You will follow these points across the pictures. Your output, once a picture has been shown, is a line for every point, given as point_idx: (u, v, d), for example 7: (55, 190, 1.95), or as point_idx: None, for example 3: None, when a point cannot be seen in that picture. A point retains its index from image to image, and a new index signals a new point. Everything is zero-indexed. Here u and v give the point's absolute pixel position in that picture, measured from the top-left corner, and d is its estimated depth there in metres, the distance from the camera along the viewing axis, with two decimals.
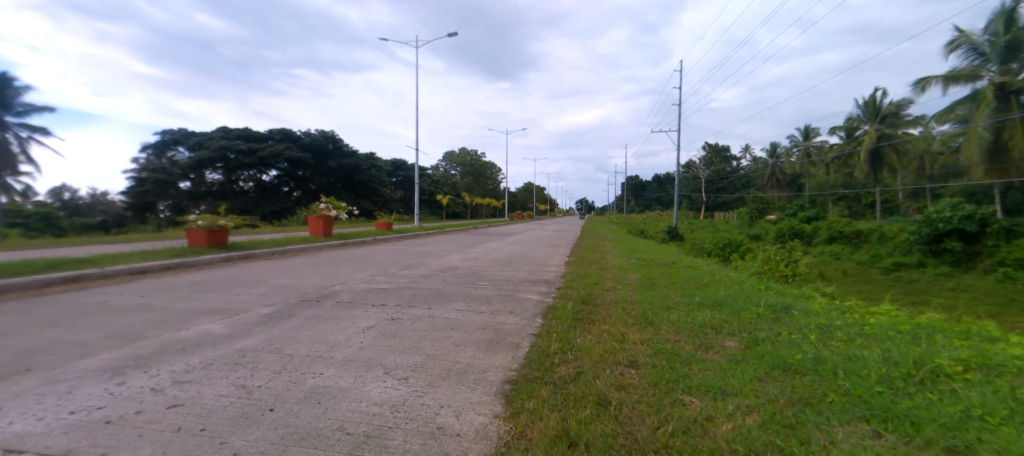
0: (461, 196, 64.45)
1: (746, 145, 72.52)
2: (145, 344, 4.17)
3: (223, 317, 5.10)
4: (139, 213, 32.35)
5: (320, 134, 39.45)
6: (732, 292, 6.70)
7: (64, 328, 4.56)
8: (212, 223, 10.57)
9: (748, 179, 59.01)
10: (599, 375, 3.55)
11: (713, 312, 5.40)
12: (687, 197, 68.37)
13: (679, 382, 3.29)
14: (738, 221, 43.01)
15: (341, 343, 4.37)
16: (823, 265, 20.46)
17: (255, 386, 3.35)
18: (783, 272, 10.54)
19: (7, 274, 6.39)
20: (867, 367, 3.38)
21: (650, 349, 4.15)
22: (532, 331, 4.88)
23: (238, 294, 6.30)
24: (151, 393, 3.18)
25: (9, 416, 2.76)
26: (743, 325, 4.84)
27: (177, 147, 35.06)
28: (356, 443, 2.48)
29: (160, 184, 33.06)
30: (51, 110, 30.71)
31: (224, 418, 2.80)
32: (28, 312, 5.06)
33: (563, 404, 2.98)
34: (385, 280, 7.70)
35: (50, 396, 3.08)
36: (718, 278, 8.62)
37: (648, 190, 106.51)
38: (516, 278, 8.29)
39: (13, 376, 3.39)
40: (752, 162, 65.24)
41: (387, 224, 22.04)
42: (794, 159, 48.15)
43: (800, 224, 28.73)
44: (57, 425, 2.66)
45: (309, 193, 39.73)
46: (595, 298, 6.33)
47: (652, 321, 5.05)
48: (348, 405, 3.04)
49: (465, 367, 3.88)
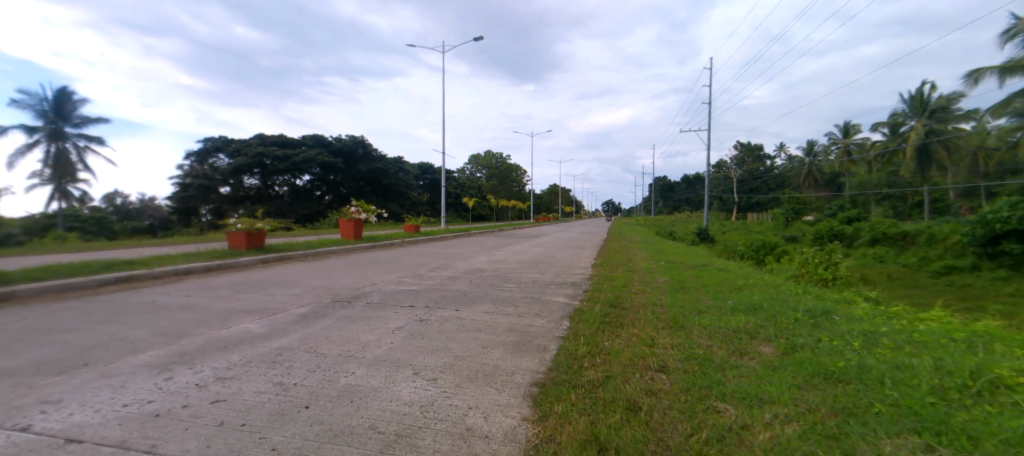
0: (487, 199, 65.01)
1: (781, 144, 69.99)
2: (190, 342, 4.39)
3: (260, 317, 5.31)
4: (183, 217, 34.87)
5: (350, 139, 40.61)
6: (766, 296, 6.46)
7: (116, 325, 4.85)
8: (251, 226, 11.03)
9: (783, 179, 56.97)
10: (628, 379, 3.49)
11: (747, 316, 5.23)
12: (718, 197, 66.56)
13: (712, 388, 3.20)
14: (773, 221, 41.56)
15: (372, 344, 4.47)
16: (866, 269, 19.43)
17: (291, 384, 3.47)
18: (823, 275, 10.08)
19: (68, 275, 6.87)
20: (918, 376, 3.18)
21: (681, 353, 4.05)
22: (560, 334, 4.84)
23: (274, 294, 6.54)
24: (196, 388, 3.34)
25: (70, 407, 2.96)
26: (779, 330, 4.65)
27: (217, 154, 36.66)
28: (387, 442, 2.52)
29: (202, 190, 34.77)
30: (105, 121, 32.86)
31: (263, 414, 2.91)
32: (87, 309, 5.43)
33: (592, 408, 2.94)
34: (413, 281, 7.84)
35: (106, 390, 3.28)
36: (752, 281, 8.34)
37: (676, 191, 104.19)
38: (542, 280, 8.26)
39: (73, 370, 3.63)
40: (786, 161, 62.88)
41: (415, 226, 22.47)
42: (833, 158, 46.29)
43: (840, 225, 27.47)
44: (111, 416, 2.84)
45: (340, 197, 40.81)
46: (622, 301, 6.23)
47: (683, 325, 4.93)
48: (378, 405, 3.10)
49: (493, 369, 3.89)
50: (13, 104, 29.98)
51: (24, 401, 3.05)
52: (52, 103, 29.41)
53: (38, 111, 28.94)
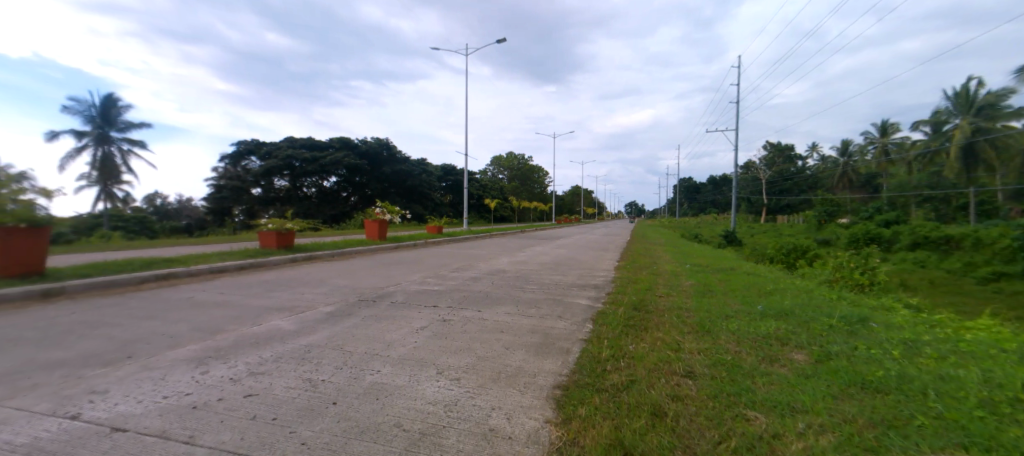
0: (509, 200, 65.22)
1: (813, 144, 67.74)
2: (224, 338, 4.56)
3: (290, 315, 5.47)
4: (217, 217, 36.57)
5: (375, 141, 41.38)
6: (798, 301, 6.24)
7: (155, 321, 5.07)
8: (281, 226, 11.39)
9: (816, 180, 55.08)
10: (653, 384, 3.43)
11: (778, 322, 5.06)
12: (746, 199, 64.87)
13: (741, 395, 3.11)
14: (805, 224, 40.14)
15: (396, 342, 4.55)
16: (906, 274, 18.57)
17: (320, 380, 3.56)
18: (859, 280, 9.70)
19: (113, 272, 7.25)
20: (963, 388, 3.02)
21: (709, 359, 3.95)
22: (583, 337, 4.80)
23: (302, 293, 6.72)
24: (231, 382, 3.47)
25: (115, 398, 3.13)
26: (813, 337, 4.49)
27: (250, 156, 38.03)
28: (412, 440, 2.56)
29: (235, 191, 36.25)
30: (148, 126, 34.50)
31: (293, 409, 2.99)
32: (130, 305, 5.72)
33: (617, 412, 2.91)
34: (436, 282, 7.92)
35: (147, 381, 3.44)
36: (783, 286, 8.07)
37: (702, 192, 101.96)
38: (565, 282, 8.22)
39: (117, 363, 3.82)
40: (819, 162, 60.74)
41: (438, 227, 22.73)
42: (870, 158, 44.35)
43: (877, 229, 26.35)
44: (153, 407, 2.98)
45: (365, 198, 41.55)
46: (646, 305, 6.10)
47: (710, 330, 4.81)
48: (403, 403, 3.15)
49: (515, 371, 3.89)
50: (65, 110, 31.88)
51: (74, 390, 3.24)
52: (99, 109, 31.12)
53: (86, 117, 30.65)
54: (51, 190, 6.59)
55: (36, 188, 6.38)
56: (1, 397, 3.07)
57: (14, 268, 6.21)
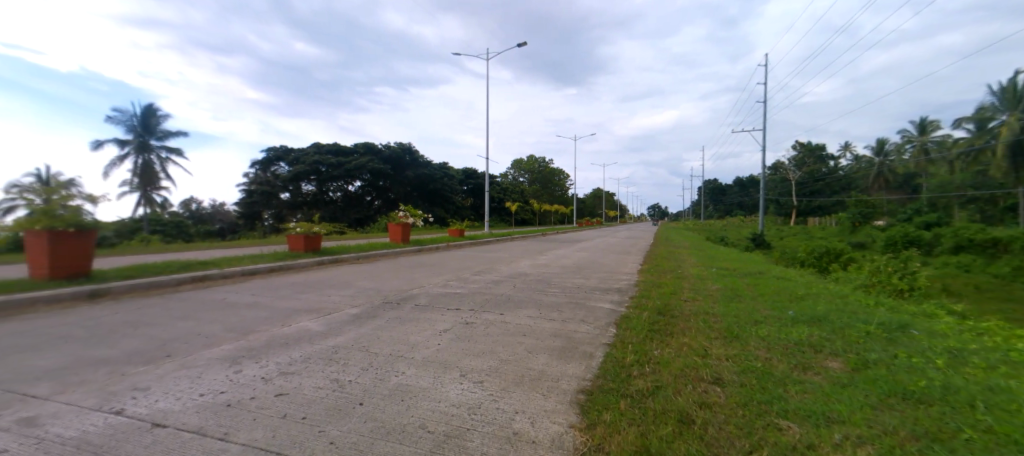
0: (529, 203, 65.19)
1: (845, 143, 65.30)
2: (256, 338, 4.70)
3: (317, 316, 5.60)
4: (249, 221, 37.96)
5: (398, 146, 42.06)
6: (832, 307, 5.98)
7: (192, 321, 5.28)
8: (309, 230, 11.70)
9: (849, 181, 53.02)
10: (680, 391, 3.35)
11: (811, 328, 4.88)
12: (774, 201, 62.89)
13: (773, 404, 3.01)
14: (838, 227, 38.62)
15: (420, 344, 4.61)
16: (949, 279, 17.62)
17: (347, 381, 3.64)
18: (898, 286, 9.23)
19: (152, 274, 7.59)
20: (1018, 401, 2.83)
21: (738, 365, 3.85)
22: (606, 341, 4.74)
23: (329, 295, 6.88)
24: (262, 381, 3.58)
25: (155, 394, 3.27)
26: (849, 344, 4.32)
27: (279, 162, 39.36)
28: (437, 442, 2.58)
29: (265, 196, 37.51)
30: (184, 134, 36.07)
31: (322, 409, 3.07)
32: (169, 306, 5.96)
33: (642, 419, 2.86)
34: (458, 284, 7.98)
35: (185, 379, 3.60)
36: (815, 291, 7.77)
37: (728, 194, 99.32)
38: (587, 286, 8.14)
39: (158, 361, 4.00)
40: (852, 162, 58.41)
41: (459, 230, 22.88)
42: (907, 158, 42.42)
43: (916, 232, 25.13)
44: (190, 405, 3.10)
45: (389, 202, 42.14)
46: (671, 309, 5.96)
47: (738, 335, 4.68)
48: (428, 405, 3.18)
49: (538, 374, 3.88)
50: (109, 119, 33.66)
51: (119, 386, 3.41)
52: (140, 119, 32.74)
53: (129, 126, 32.28)
54: (97, 196, 6.97)
55: (84, 194, 6.75)
56: (55, 392, 3.26)
57: (64, 270, 6.58)
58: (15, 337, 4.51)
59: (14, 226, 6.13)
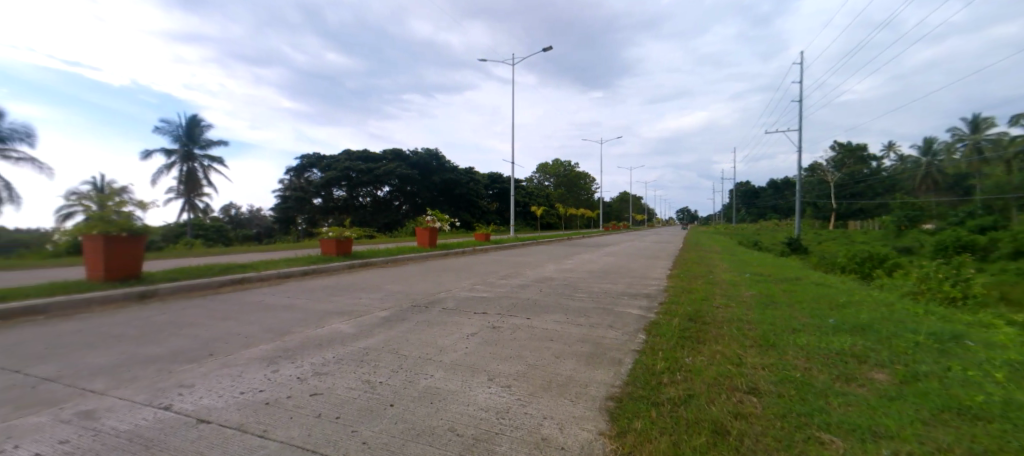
0: (554, 207, 64.91)
1: (889, 142, 62.08)
2: (292, 339, 4.88)
3: (349, 318, 5.75)
4: (284, 226, 39.50)
5: (425, 152, 42.76)
6: (878, 315, 5.68)
7: (232, 321, 5.53)
8: (340, 234, 12.06)
9: (893, 182, 50.29)
10: (713, 400, 3.26)
11: (854, 338, 4.65)
12: (811, 204, 60.32)
13: (814, 416, 2.88)
14: (882, 231, 36.66)
15: (448, 348, 4.66)
16: (1007, 286, 16.40)
17: (378, 383, 3.72)
18: (949, 293, 8.66)
19: (196, 276, 7.99)
20: None
21: (775, 375, 3.71)
22: (635, 348, 4.66)
23: (360, 297, 7.06)
24: (298, 381, 3.71)
25: (200, 391, 3.45)
26: (896, 355, 4.09)
27: (312, 169, 40.75)
28: (466, 445, 2.60)
29: (299, 201, 38.91)
30: (224, 143, 37.86)
31: (354, 409, 3.14)
32: (210, 307, 6.25)
33: (674, 428, 2.80)
34: (485, 289, 8.03)
35: (226, 377, 3.76)
36: (858, 298, 7.40)
37: (761, 197, 95.88)
38: (615, 291, 8.04)
39: (202, 359, 4.20)
40: (897, 162, 55.43)
41: (485, 235, 23.03)
42: (958, 157, 39.90)
43: (970, 236, 23.54)
44: (231, 402, 3.24)
45: (416, 207, 42.90)
46: (703, 316, 5.81)
47: (775, 344, 4.52)
48: (456, 407, 3.21)
49: (566, 380, 3.85)
50: (157, 130, 35.69)
51: (167, 383, 3.60)
52: (185, 129, 34.57)
53: (175, 136, 34.15)
54: (146, 202, 7.40)
55: (134, 200, 7.17)
56: (109, 387, 3.47)
57: (117, 272, 7.01)
58: (74, 335, 4.83)
59: (74, 230, 6.59)
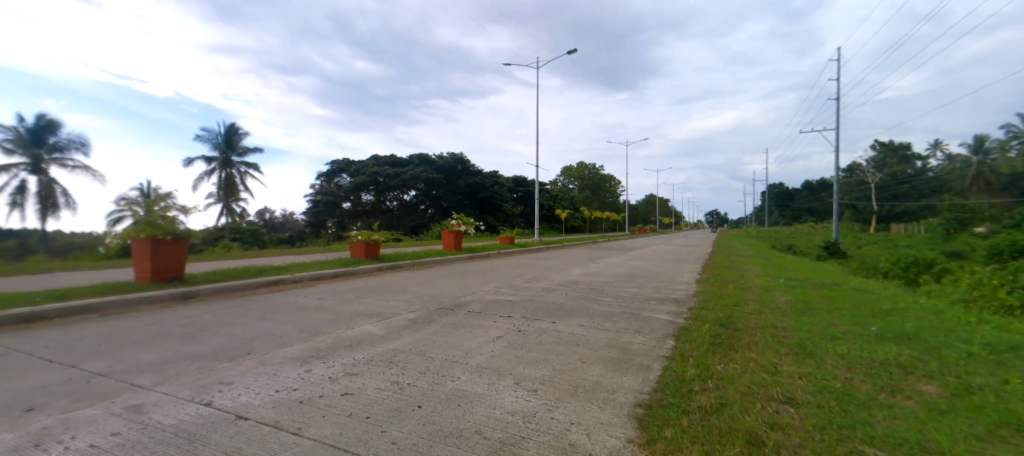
0: (579, 210, 64.48)
1: (936, 141, 58.70)
2: (324, 339, 5.02)
3: (378, 320, 5.88)
4: (315, 229, 40.82)
5: (450, 156, 43.26)
6: (925, 324, 5.37)
7: (267, 322, 5.73)
8: (369, 237, 12.35)
9: (940, 183, 47.48)
10: (748, 409, 3.16)
11: (898, 347, 4.41)
12: (850, 206, 57.63)
13: (856, 429, 2.75)
14: (929, 235, 34.64)
15: (474, 350, 4.70)
16: None
17: (406, 384, 3.78)
18: (1007, 301, 8.05)
19: (234, 278, 8.34)
20: None
21: (813, 384, 3.57)
22: (664, 354, 4.57)
23: (388, 300, 7.20)
24: (330, 381, 3.81)
25: (239, 388, 3.60)
26: (948, 366, 3.86)
27: (341, 174, 42.01)
28: (493, 449, 2.62)
29: (329, 205, 40.12)
30: (259, 150, 39.40)
31: (384, 409, 3.21)
32: (248, 308, 6.50)
33: (707, 437, 2.72)
34: (510, 292, 8.05)
35: (263, 376, 3.91)
36: (904, 305, 6.96)
37: (795, 200, 92.34)
38: (641, 295, 7.90)
39: (240, 358, 4.39)
40: (944, 162, 52.35)
41: (510, 238, 23.05)
42: (1014, 156, 37.33)
43: None
44: (268, 400, 3.36)
45: (441, 211, 43.33)
46: (735, 322, 5.63)
47: (813, 352, 4.33)
48: (483, 410, 3.23)
49: (593, 385, 3.81)
50: (197, 138, 37.49)
51: (208, 380, 3.77)
52: (223, 136, 36.13)
53: (214, 144, 35.76)
54: (189, 208, 7.78)
55: (178, 205, 7.56)
56: (155, 383, 3.67)
57: (162, 273, 7.40)
58: (124, 332, 5.13)
59: (124, 234, 6.99)
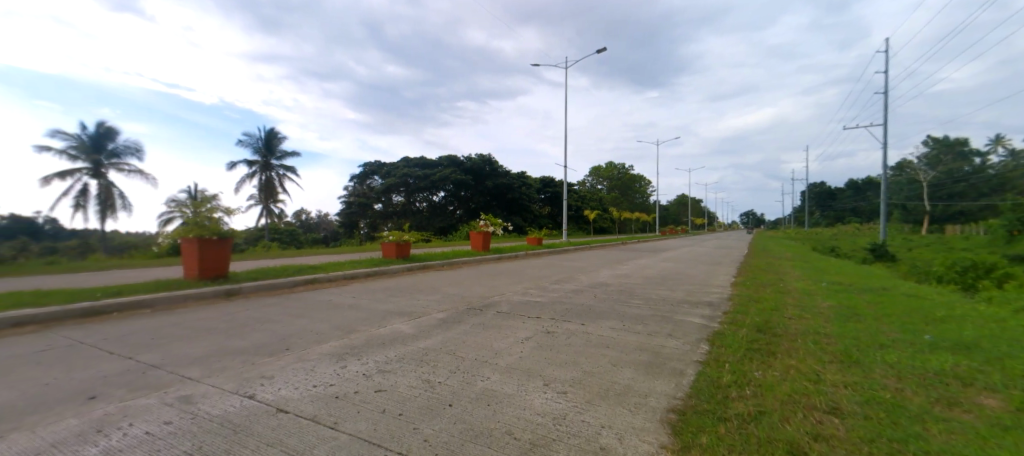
0: (607, 211, 63.71)
1: (998, 135, 54.52)
2: (357, 337, 5.17)
3: (409, 319, 6.00)
4: (348, 229, 42.15)
5: (478, 158, 43.50)
6: (986, 333, 5.00)
7: (304, 319, 5.97)
8: (399, 238, 12.59)
9: (1002, 181, 43.95)
10: (788, 418, 3.04)
11: (956, 357, 4.13)
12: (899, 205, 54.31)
13: (909, 443, 2.59)
14: (990, 238, 32.06)
15: (503, 351, 4.72)
16: None
17: (437, 382, 3.84)
18: None
19: (272, 276, 8.68)
20: None
21: (859, 394, 3.39)
22: (698, 359, 4.44)
23: (418, 299, 7.34)
24: (364, 378, 3.92)
25: (279, 383, 3.75)
26: (1011, 378, 3.58)
27: (373, 176, 43.25)
28: (524, 450, 2.62)
29: (362, 207, 41.30)
30: (296, 154, 40.92)
31: (416, 407, 3.27)
32: (286, 305, 6.79)
33: (744, 446, 2.63)
34: (538, 293, 8.04)
35: (301, 371, 4.07)
36: (961, 313, 6.46)
37: (839, 199, 87.72)
38: (673, 298, 7.73)
39: (279, 353, 4.57)
40: (1007, 158, 48.44)
41: (537, 239, 22.95)
42: None
43: None
44: (306, 394, 3.50)
45: (469, 211, 43.71)
46: (773, 327, 5.42)
47: (859, 360, 4.12)
48: (512, 411, 3.24)
49: (624, 389, 3.76)
50: (240, 143, 39.33)
51: (251, 374, 3.97)
52: (264, 140, 37.72)
53: (255, 148, 37.41)
54: (233, 209, 8.17)
55: (223, 207, 7.97)
56: (203, 375, 3.88)
57: (208, 271, 7.80)
58: (173, 327, 5.44)
59: (174, 234, 7.43)
